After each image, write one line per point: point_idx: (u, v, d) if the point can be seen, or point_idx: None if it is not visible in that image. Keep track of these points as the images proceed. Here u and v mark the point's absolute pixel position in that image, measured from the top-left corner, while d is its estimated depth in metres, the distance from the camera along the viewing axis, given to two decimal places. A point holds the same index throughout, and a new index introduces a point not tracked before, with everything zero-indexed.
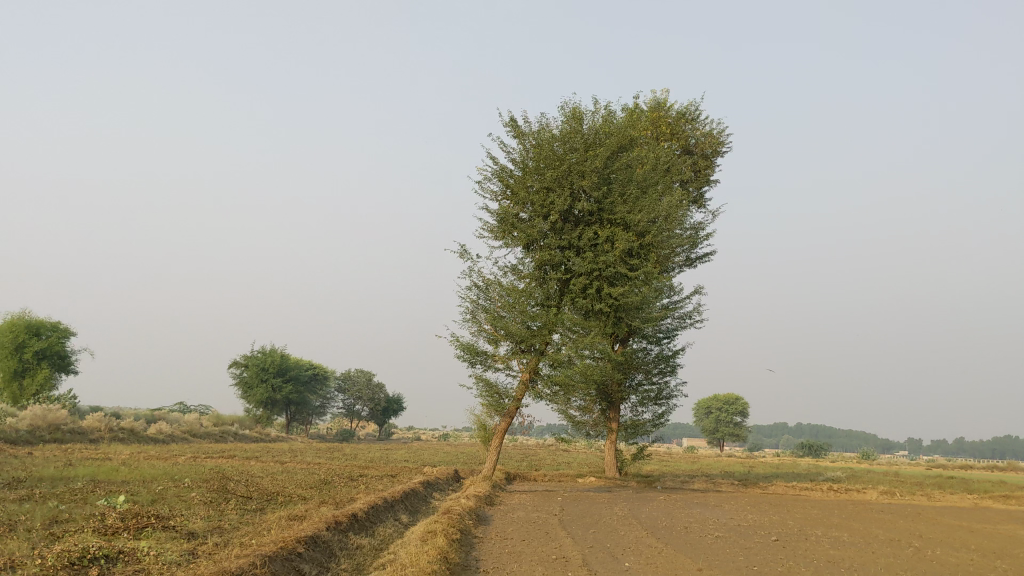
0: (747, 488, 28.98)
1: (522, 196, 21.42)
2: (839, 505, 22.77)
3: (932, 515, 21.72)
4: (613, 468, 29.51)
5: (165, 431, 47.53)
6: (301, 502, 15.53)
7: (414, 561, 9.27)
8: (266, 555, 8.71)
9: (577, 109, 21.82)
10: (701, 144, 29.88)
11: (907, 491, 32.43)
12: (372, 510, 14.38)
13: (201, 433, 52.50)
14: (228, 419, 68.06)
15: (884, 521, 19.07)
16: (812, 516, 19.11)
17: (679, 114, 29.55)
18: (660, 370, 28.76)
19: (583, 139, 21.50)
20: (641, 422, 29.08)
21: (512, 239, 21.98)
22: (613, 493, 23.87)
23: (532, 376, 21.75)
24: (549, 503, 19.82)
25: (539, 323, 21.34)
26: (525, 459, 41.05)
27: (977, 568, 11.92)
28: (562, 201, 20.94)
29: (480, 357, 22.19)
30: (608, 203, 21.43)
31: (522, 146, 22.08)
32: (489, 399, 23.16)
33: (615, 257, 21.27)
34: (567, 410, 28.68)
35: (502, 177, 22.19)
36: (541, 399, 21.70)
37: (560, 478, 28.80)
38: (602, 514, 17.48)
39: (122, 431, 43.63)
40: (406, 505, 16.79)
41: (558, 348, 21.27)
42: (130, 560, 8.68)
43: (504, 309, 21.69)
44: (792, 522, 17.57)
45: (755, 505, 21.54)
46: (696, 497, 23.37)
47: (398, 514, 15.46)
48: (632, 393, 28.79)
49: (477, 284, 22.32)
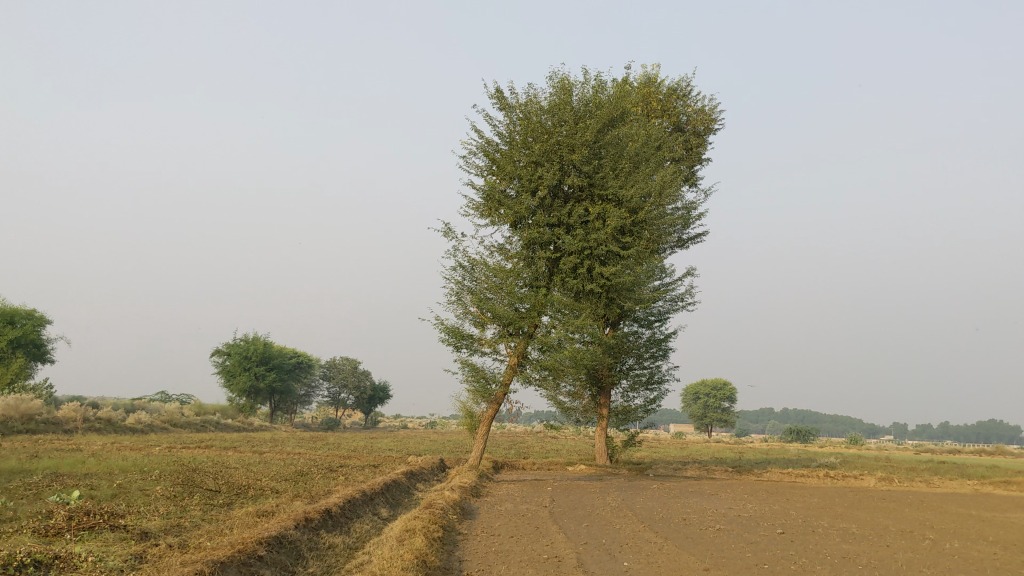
0: (743, 475, 28.07)
1: (509, 171, 20.35)
2: (839, 493, 21.93)
3: (937, 503, 20.85)
4: (603, 456, 28.57)
5: (144, 421, 46.34)
6: (272, 496, 14.46)
7: (386, 566, 8.23)
8: (218, 561, 7.65)
9: (566, 79, 20.72)
10: (692, 121, 28.85)
11: (905, 477, 31.55)
12: (348, 504, 13.32)
13: (181, 423, 51.34)
14: (210, 409, 66.77)
15: (890, 510, 18.15)
16: (813, 506, 18.20)
17: (670, 90, 28.48)
18: (652, 354, 27.85)
19: (572, 111, 20.44)
20: (632, 408, 28.15)
21: (498, 216, 20.92)
22: (605, 481, 22.96)
23: (520, 360, 20.74)
24: (538, 493, 18.84)
25: (527, 305, 20.32)
26: (513, 448, 39.97)
27: (1005, 564, 10.97)
28: (551, 176, 19.88)
29: (465, 341, 21.17)
30: (599, 177, 20.41)
31: (508, 119, 21.01)
32: (475, 384, 22.14)
33: (606, 235, 20.27)
34: (556, 396, 27.76)
35: (488, 152, 21.12)
36: (530, 384, 20.68)
37: (549, 466, 27.86)
38: (594, 505, 16.53)
39: (99, 421, 42.44)
40: (387, 498, 15.79)
41: (547, 331, 20.25)
42: (65, 567, 7.63)
43: (490, 291, 20.68)
44: (794, 512, 16.67)
45: (753, 494, 20.66)
46: (690, 485, 22.48)
47: (376, 509, 14.42)
48: (622, 378, 27.88)
49: (462, 264, 21.28)
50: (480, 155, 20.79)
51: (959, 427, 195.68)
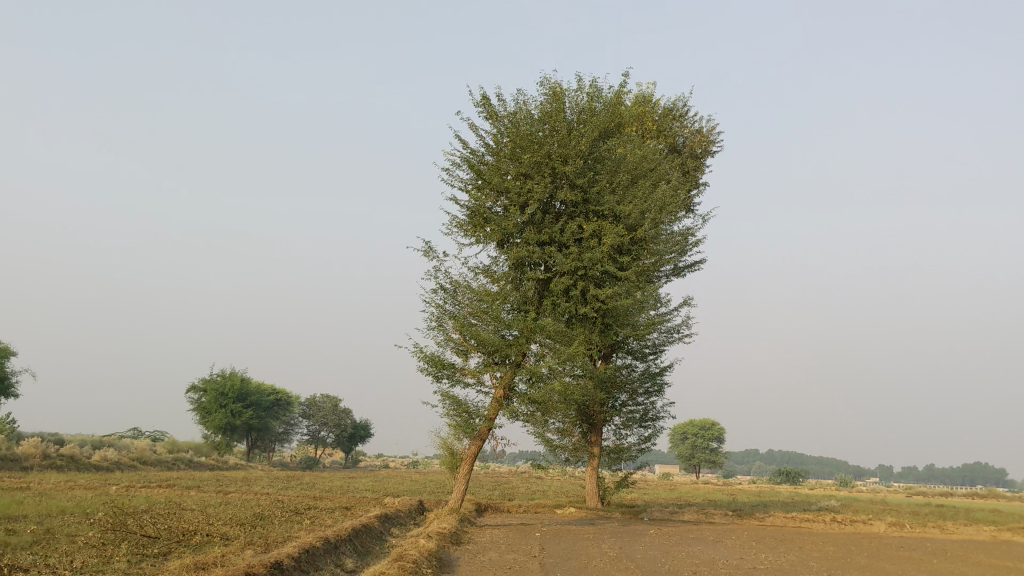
0: (744, 520, 26.12)
1: (495, 184, 18.66)
2: (853, 540, 20.12)
3: (963, 552, 18.98)
4: (595, 498, 26.73)
5: (110, 458, 44.17)
6: (220, 544, 12.54)
7: None
8: None
9: (559, 86, 19.12)
10: (690, 143, 27.40)
11: (917, 522, 29.65)
12: (305, 554, 11.44)
13: (151, 461, 49.07)
14: (183, 446, 64.43)
15: (915, 560, 16.35)
16: (830, 554, 16.48)
17: (666, 110, 26.92)
18: (647, 390, 26.17)
19: (566, 120, 18.80)
20: (625, 446, 26.33)
21: (484, 235, 19.16)
22: (597, 526, 21.10)
23: (507, 393, 18.80)
24: (526, 540, 16.99)
25: (515, 331, 18.54)
26: (498, 488, 38.06)
27: None
28: (541, 189, 18.21)
29: (446, 371, 19.35)
30: (595, 192, 18.81)
31: (496, 129, 19.35)
32: (457, 418, 20.29)
33: (601, 254, 18.68)
34: (544, 434, 26.04)
35: (473, 165, 19.45)
36: (516, 419, 18.76)
37: (537, 509, 25.91)
38: (589, 555, 14.73)
39: (61, 458, 40.12)
40: (354, 545, 13.94)
41: (536, 360, 18.41)
42: None
43: (474, 315, 18.93)
44: (814, 564, 14.83)
45: (761, 541, 18.86)
46: (691, 531, 20.62)
47: (340, 559, 12.53)
48: (615, 415, 26.09)
49: (443, 287, 19.51)
50: (464, 167, 19.10)
51: (946, 470, 194.16)
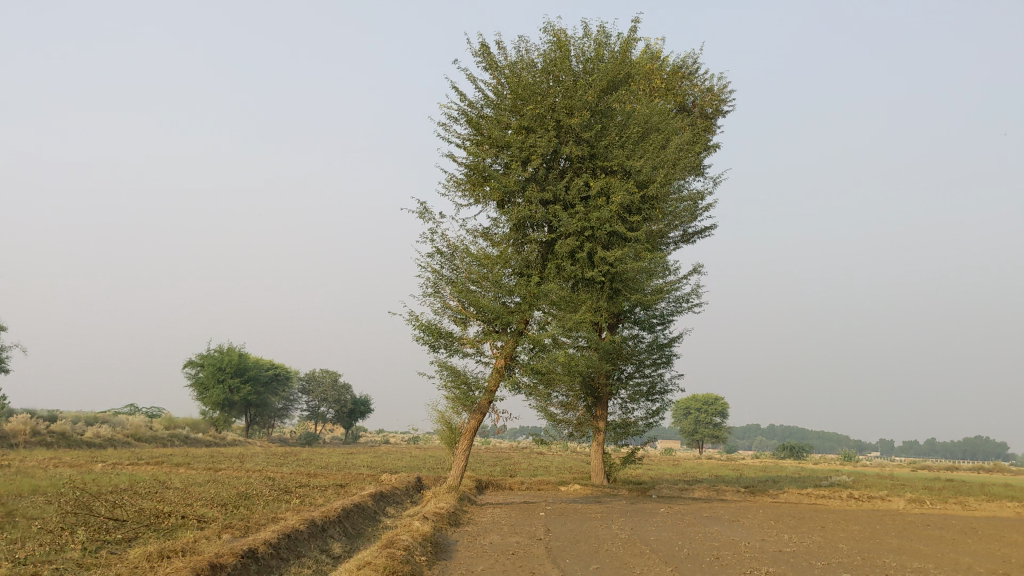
0: (756, 496, 25.01)
1: (495, 138, 17.38)
2: (875, 518, 19.00)
3: (994, 530, 17.89)
4: (600, 475, 25.66)
5: (103, 435, 43.20)
6: (193, 528, 11.36)
7: None
8: None
9: (563, 33, 17.85)
10: (700, 103, 26.22)
11: (935, 498, 28.50)
12: (285, 540, 10.28)
13: (147, 437, 48.10)
14: (180, 422, 63.46)
15: (950, 540, 15.23)
16: (858, 535, 15.34)
17: (677, 68, 25.66)
18: (654, 361, 24.97)
19: (571, 70, 17.57)
20: (632, 421, 25.16)
21: (483, 194, 17.95)
22: (605, 504, 20.01)
23: (508, 363, 17.58)
24: (529, 520, 15.89)
25: (517, 297, 17.32)
26: (498, 466, 37.06)
27: None
28: (545, 144, 16.96)
29: (443, 340, 18.16)
30: (602, 146, 17.62)
31: (495, 80, 18.09)
32: (455, 390, 19.11)
33: (610, 214, 17.55)
34: (546, 407, 24.92)
35: (471, 119, 18.20)
36: (518, 391, 17.55)
37: (539, 486, 24.84)
38: (598, 536, 13.59)
39: (51, 435, 39.06)
40: (343, 528, 12.78)
41: (540, 328, 17.23)
42: None
43: (474, 280, 17.68)
44: (844, 545, 13.70)
45: (779, 520, 17.73)
46: (704, 509, 19.57)
47: (326, 544, 11.39)
48: (621, 388, 24.98)
49: (440, 251, 18.28)
50: (462, 120, 17.87)
51: (948, 445, 193.61)
